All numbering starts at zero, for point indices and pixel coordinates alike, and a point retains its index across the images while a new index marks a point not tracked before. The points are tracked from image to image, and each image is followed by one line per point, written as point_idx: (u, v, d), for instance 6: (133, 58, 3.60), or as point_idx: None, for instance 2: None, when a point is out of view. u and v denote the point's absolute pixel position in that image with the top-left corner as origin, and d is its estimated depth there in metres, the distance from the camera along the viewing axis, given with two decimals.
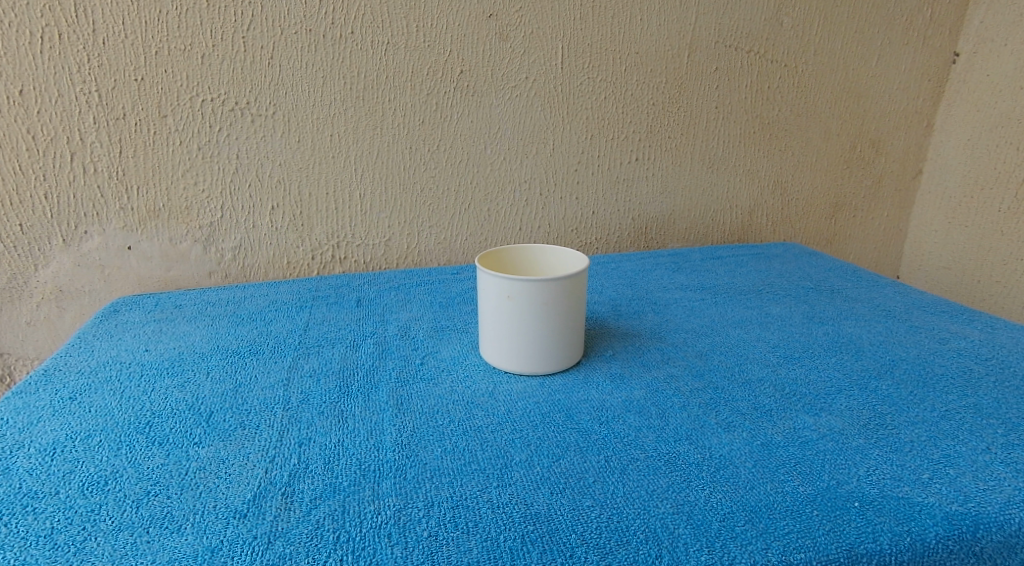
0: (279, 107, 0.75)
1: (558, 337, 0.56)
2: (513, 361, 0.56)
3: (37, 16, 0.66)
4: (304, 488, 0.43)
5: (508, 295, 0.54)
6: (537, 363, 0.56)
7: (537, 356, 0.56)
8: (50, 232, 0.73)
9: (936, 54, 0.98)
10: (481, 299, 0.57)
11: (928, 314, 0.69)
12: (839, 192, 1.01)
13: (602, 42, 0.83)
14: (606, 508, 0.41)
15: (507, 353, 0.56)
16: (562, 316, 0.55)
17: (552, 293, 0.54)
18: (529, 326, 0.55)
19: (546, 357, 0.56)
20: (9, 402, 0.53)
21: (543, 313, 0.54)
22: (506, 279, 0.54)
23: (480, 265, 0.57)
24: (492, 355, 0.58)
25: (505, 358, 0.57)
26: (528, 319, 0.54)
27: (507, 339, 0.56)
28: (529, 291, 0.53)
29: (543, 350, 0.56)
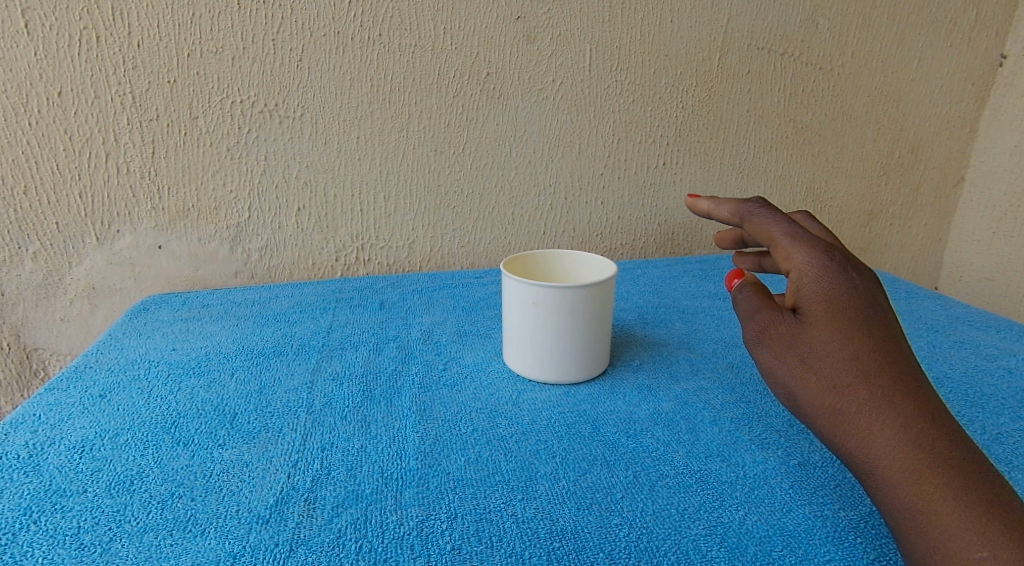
0: (307, 110, 0.75)
1: (584, 345, 0.55)
2: (537, 368, 0.56)
3: (76, 19, 0.67)
4: (325, 495, 0.43)
5: (533, 301, 0.53)
6: (562, 371, 0.55)
7: (561, 364, 0.55)
8: (85, 231, 0.75)
9: (982, 56, 0.94)
10: (505, 304, 0.56)
11: (974, 329, 0.66)
12: (876, 200, 0.98)
13: (632, 44, 0.81)
14: (635, 527, 0.40)
15: (531, 360, 0.56)
16: (587, 324, 0.54)
17: (578, 300, 0.53)
18: (554, 333, 0.54)
19: (571, 365, 0.55)
20: (40, 398, 0.54)
21: (568, 320, 0.53)
22: (531, 286, 0.53)
23: (505, 270, 0.57)
24: (516, 362, 0.57)
25: (529, 366, 0.56)
26: (553, 326, 0.53)
27: (531, 345, 0.55)
28: (555, 297, 0.53)
29: (568, 359, 0.55)
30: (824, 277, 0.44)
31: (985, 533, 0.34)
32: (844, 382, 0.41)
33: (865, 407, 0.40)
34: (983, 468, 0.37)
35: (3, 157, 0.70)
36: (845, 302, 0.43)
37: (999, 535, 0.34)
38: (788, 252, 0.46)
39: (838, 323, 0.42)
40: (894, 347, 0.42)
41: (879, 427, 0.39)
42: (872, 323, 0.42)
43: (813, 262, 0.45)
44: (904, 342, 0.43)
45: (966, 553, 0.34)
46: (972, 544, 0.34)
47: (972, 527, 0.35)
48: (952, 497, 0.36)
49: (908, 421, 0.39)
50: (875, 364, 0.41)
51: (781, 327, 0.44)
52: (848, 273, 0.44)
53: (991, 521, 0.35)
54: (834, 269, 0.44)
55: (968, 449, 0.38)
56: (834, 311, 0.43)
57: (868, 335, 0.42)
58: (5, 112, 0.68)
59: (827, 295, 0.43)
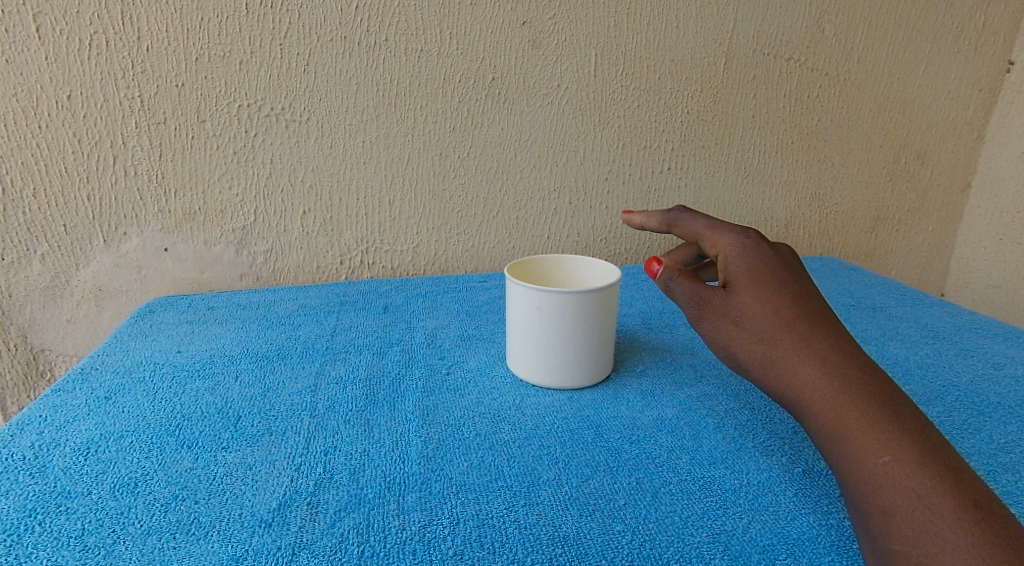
0: (314, 114, 0.76)
1: (587, 351, 0.55)
2: (541, 373, 0.56)
3: (86, 23, 0.68)
4: (328, 499, 0.43)
5: (537, 306, 0.53)
6: (565, 377, 0.55)
7: (565, 369, 0.55)
8: (92, 233, 0.75)
9: (989, 62, 0.94)
10: (508, 308, 0.57)
11: (980, 336, 0.66)
12: (882, 206, 0.98)
13: (637, 49, 0.81)
14: (638, 534, 0.40)
15: (534, 364, 0.56)
16: (591, 329, 0.54)
17: (582, 306, 0.53)
18: (558, 338, 0.54)
19: (575, 370, 0.55)
20: (47, 399, 0.54)
21: (572, 326, 0.53)
22: (535, 291, 0.53)
23: (508, 275, 0.57)
24: (519, 366, 0.57)
25: (533, 371, 0.56)
26: (557, 331, 0.53)
27: (534, 350, 0.55)
28: (558, 302, 0.53)
29: (572, 364, 0.55)
30: (747, 252, 0.51)
31: (890, 442, 0.40)
32: (771, 334, 0.47)
33: (791, 352, 0.46)
34: (892, 391, 0.43)
35: (12, 159, 0.70)
36: (765, 267, 0.50)
37: (901, 442, 0.40)
38: (713, 241, 0.53)
39: (762, 285, 0.49)
40: (811, 301, 0.48)
41: (803, 366, 0.45)
42: (791, 283, 0.49)
43: (734, 243, 0.52)
44: (820, 297, 0.49)
45: (874, 459, 0.40)
46: (878, 451, 0.40)
47: (879, 438, 0.41)
48: (862, 416, 0.42)
49: (826, 358, 0.45)
50: (795, 315, 0.47)
51: (714, 298, 0.51)
52: (766, 248, 0.51)
53: (896, 432, 0.41)
54: (753, 245, 0.51)
55: (879, 377, 0.44)
56: (757, 277, 0.49)
57: (788, 293, 0.48)
58: (15, 115, 0.69)
59: (750, 265, 0.50)
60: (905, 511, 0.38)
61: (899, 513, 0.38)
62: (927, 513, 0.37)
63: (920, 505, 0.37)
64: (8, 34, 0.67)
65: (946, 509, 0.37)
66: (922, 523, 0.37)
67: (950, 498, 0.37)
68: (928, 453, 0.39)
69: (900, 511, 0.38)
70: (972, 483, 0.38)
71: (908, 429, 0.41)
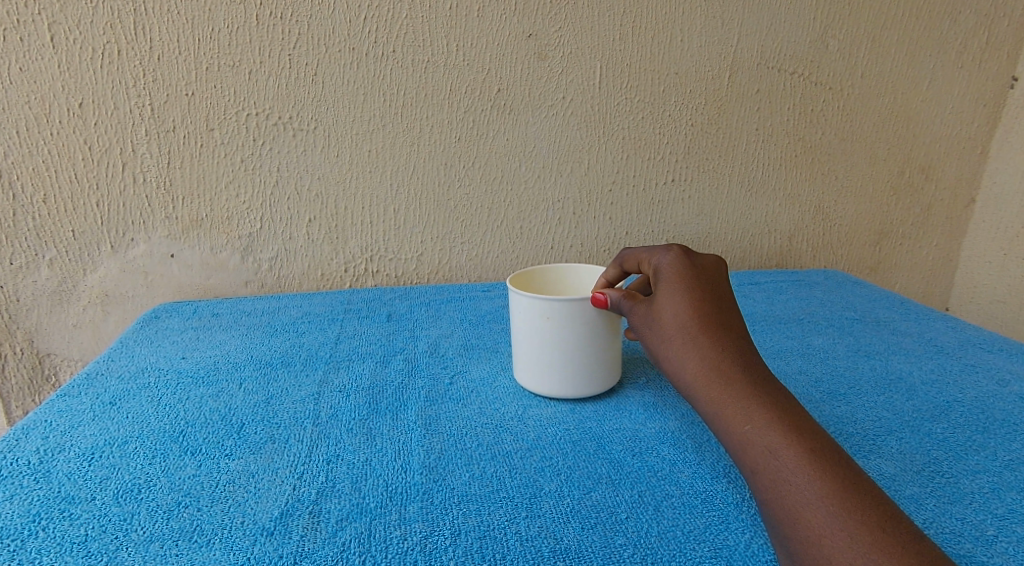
0: (321, 123, 0.76)
1: (598, 359, 0.55)
2: (549, 386, 0.55)
3: (100, 33, 0.69)
4: (330, 508, 0.43)
5: (546, 317, 0.53)
6: (574, 387, 0.55)
7: (574, 380, 0.55)
8: (100, 239, 0.76)
9: (994, 78, 0.94)
10: (515, 322, 0.56)
11: (984, 352, 0.66)
12: (886, 219, 0.98)
13: (642, 62, 0.82)
14: (639, 548, 0.40)
15: (542, 377, 0.55)
16: (601, 337, 0.54)
17: (592, 313, 0.53)
18: (567, 349, 0.54)
19: (584, 381, 0.55)
20: (52, 404, 0.54)
21: (583, 334, 0.53)
22: (544, 301, 0.53)
23: (514, 287, 0.56)
24: (526, 379, 0.57)
25: (541, 383, 0.56)
26: (568, 340, 0.53)
27: (542, 362, 0.55)
28: (568, 312, 0.53)
29: (581, 374, 0.55)
30: (676, 264, 0.52)
31: (751, 413, 0.43)
32: (670, 333, 0.49)
33: (680, 345, 0.48)
34: (760, 373, 0.46)
35: (24, 165, 0.71)
36: (686, 275, 0.51)
37: (760, 411, 0.43)
38: (646, 261, 0.54)
39: (678, 291, 0.50)
40: (714, 303, 0.49)
41: (687, 357, 0.47)
42: (703, 289, 0.50)
43: (667, 260, 0.52)
44: (728, 302, 0.50)
45: (737, 428, 0.43)
46: (741, 420, 0.43)
47: (742, 409, 0.43)
48: (729, 393, 0.44)
49: (705, 349, 0.47)
50: (692, 316, 0.48)
51: (639, 307, 0.51)
52: (692, 264, 0.52)
53: (755, 402, 0.43)
54: (679, 259, 0.52)
55: (752, 364, 0.46)
56: (675, 283, 0.50)
57: (695, 298, 0.49)
58: (28, 122, 0.70)
59: (673, 273, 0.51)
60: (764, 468, 0.40)
61: (760, 470, 0.40)
62: (779, 466, 0.40)
63: (774, 461, 0.40)
64: (23, 43, 0.68)
65: (795, 460, 0.40)
66: (776, 474, 0.40)
67: (800, 450, 0.40)
68: (783, 418, 0.42)
69: (761, 469, 0.40)
70: (822, 441, 0.41)
71: (768, 401, 0.43)
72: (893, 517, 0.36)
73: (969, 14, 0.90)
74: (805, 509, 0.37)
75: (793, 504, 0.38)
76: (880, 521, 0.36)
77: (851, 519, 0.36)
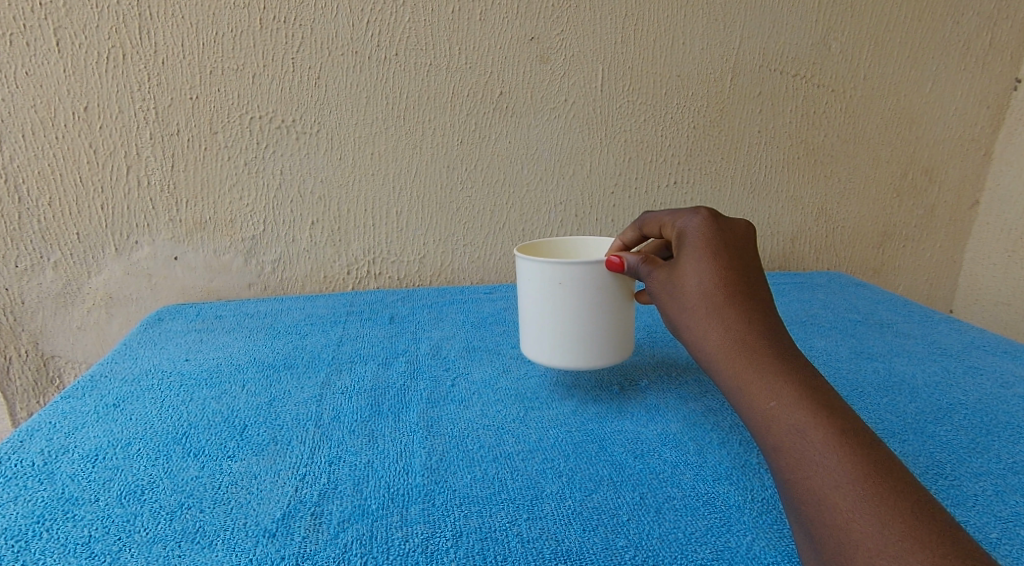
0: (324, 126, 0.77)
1: (613, 329, 0.52)
2: (565, 359, 0.52)
3: (105, 38, 0.69)
4: (332, 509, 0.43)
5: (560, 281, 0.51)
6: (592, 359, 0.52)
7: (591, 351, 0.52)
8: (104, 241, 0.76)
9: (997, 79, 0.94)
10: (524, 293, 0.54)
11: (988, 354, 0.66)
12: (889, 221, 0.98)
13: (644, 64, 0.82)
14: (641, 550, 0.40)
15: (558, 349, 0.52)
16: (615, 303, 0.52)
17: (605, 276, 0.51)
18: (583, 316, 0.51)
19: (602, 352, 0.52)
20: (56, 406, 0.55)
21: (598, 298, 0.51)
22: (556, 264, 0.51)
23: (519, 258, 0.54)
24: (539, 354, 0.53)
25: (556, 357, 0.52)
26: (581, 307, 0.51)
27: (558, 333, 0.52)
28: (583, 274, 0.51)
29: (599, 344, 0.52)
30: (703, 228, 0.50)
31: (777, 390, 0.42)
32: (693, 302, 0.47)
33: (703, 317, 0.47)
34: (787, 349, 0.44)
35: (29, 169, 0.72)
36: (713, 241, 0.49)
37: (787, 389, 0.42)
38: (671, 223, 0.52)
39: (704, 258, 0.48)
40: (742, 272, 0.48)
41: (710, 329, 0.46)
42: (730, 257, 0.48)
43: (693, 222, 0.50)
44: (756, 271, 0.49)
45: (762, 405, 0.42)
46: (767, 397, 0.42)
47: (768, 386, 0.42)
48: (754, 369, 0.43)
49: (730, 322, 0.46)
50: (717, 286, 0.47)
51: (659, 273, 0.49)
52: (720, 228, 0.50)
53: (783, 379, 0.42)
54: (707, 222, 0.50)
55: (778, 340, 0.45)
56: (701, 249, 0.48)
57: (721, 266, 0.48)
58: (33, 126, 0.71)
59: (700, 238, 0.49)
60: (789, 447, 0.39)
61: (785, 449, 0.39)
62: (807, 446, 0.39)
63: (800, 440, 0.39)
64: (29, 47, 0.68)
65: (824, 441, 0.38)
66: (803, 454, 0.39)
67: (828, 431, 0.39)
68: (812, 396, 0.41)
69: (785, 447, 0.39)
70: (852, 420, 0.40)
71: (796, 378, 0.42)
72: (927, 505, 0.35)
73: (971, 16, 0.90)
74: (833, 492, 0.36)
75: (819, 486, 0.37)
76: (914, 508, 0.35)
77: (883, 505, 0.35)
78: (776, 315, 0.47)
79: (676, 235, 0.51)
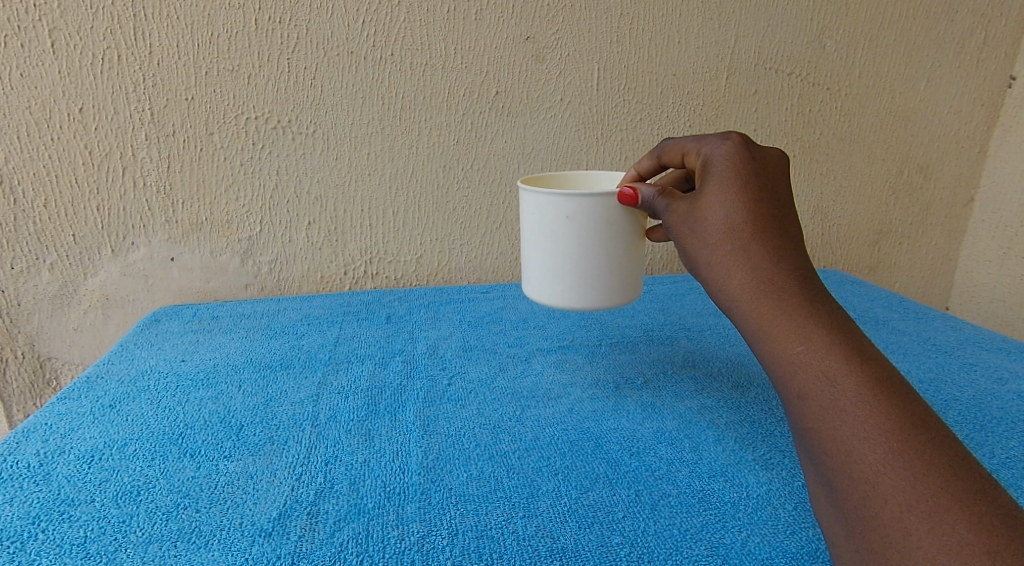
0: (320, 126, 0.77)
1: (617, 266, 0.53)
2: (572, 293, 0.53)
3: (100, 39, 0.69)
4: (327, 509, 0.43)
5: (567, 215, 0.51)
6: (599, 293, 0.53)
7: (599, 285, 0.53)
8: (100, 243, 0.76)
9: (991, 77, 0.94)
10: (529, 225, 0.54)
11: (983, 350, 0.66)
12: (884, 219, 0.98)
13: (640, 64, 0.82)
14: (636, 547, 0.40)
15: (565, 284, 0.53)
16: (622, 239, 0.52)
17: (614, 209, 0.51)
18: (591, 249, 0.51)
19: (609, 286, 0.53)
20: (52, 407, 0.55)
21: (606, 231, 0.51)
22: (564, 197, 0.50)
23: (526, 189, 0.53)
24: (547, 288, 0.54)
25: (563, 291, 0.53)
26: (588, 242, 0.51)
27: (565, 268, 0.52)
28: (591, 208, 0.50)
29: (606, 279, 0.53)
30: (730, 157, 0.48)
31: (806, 335, 0.41)
32: (718, 239, 0.46)
33: (728, 254, 0.45)
34: (816, 291, 0.43)
35: (24, 171, 0.72)
36: (740, 170, 0.47)
37: (817, 334, 0.40)
38: (697, 150, 0.50)
39: (730, 190, 0.46)
40: (771, 207, 0.46)
41: (735, 268, 0.45)
42: (760, 190, 0.46)
43: (721, 149, 0.48)
44: (787, 204, 0.47)
45: (790, 351, 0.41)
46: (794, 343, 0.41)
47: (796, 331, 0.41)
48: (782, 312, 0.42)
49: (757, 262, 0.44)
50: (745, 221, 0.45)
51: (680, 205, 0.48)
52: (750, 156, 0.48)
53: (812, 324, 0.41)
54: (735, 150, 0.48)
55: (807, 281, 0.44)
56: (727, 179, 0.47)
57: (750, 200, 0.46)
58: (29, 128, 0.70)
59: (726, 167, 0.47)
60: (816, 394, 0.38)
61: (811, 396, 0.39)
62: (837, 394, 0.38)
63: (830, 388, 0.38)
64: (24, 49, 0.68)
65: (857, 389, 0.37)
66: (832, 402, 0.38)
67: (860, 380, 0.38)
68: (843, 342, 0.40)
69: (812, 394, 0.39)
70: (882, 367, 0.39)
71: (826, 323, 0.41)
72: (962, 460, 0.34)
73: (965, 14, 0.90)
74: (861, 443, 0.36)
75: (847, 436, 0.36)
76: (949, 464, 0.34)
77: (915, 460, 0.34)
78: (805, 254, 0.46)
79: (702, 163, 0.49)
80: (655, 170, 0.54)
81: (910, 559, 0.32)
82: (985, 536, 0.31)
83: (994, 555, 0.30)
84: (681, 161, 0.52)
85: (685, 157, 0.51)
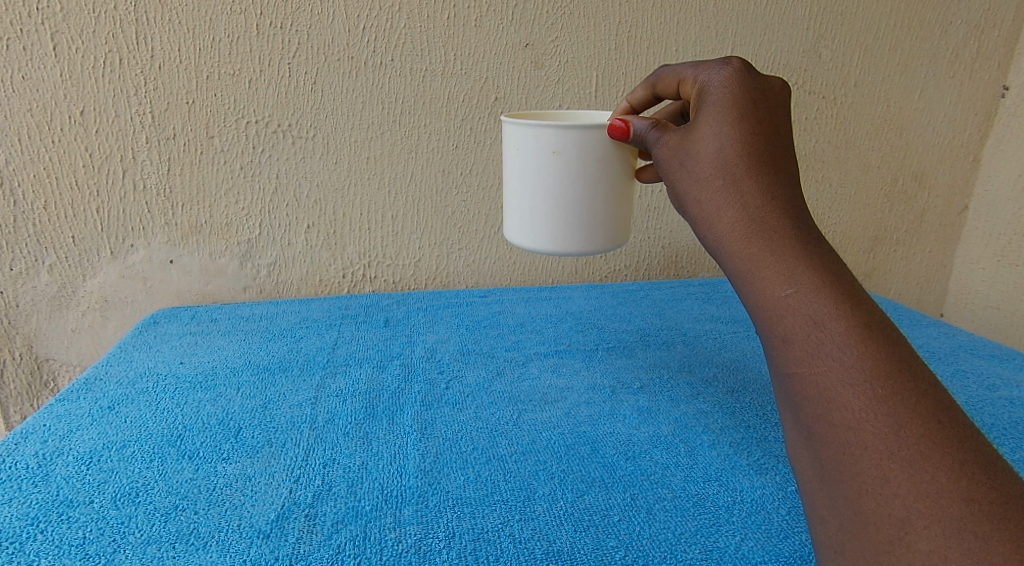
0: (320, 131, 0.77)
1: (600, 205, 0.53)
2: (557, 234, 0.54)
3: (102, 42, 0.70)
4: (325, 511, 0.43)
5: (554, 150, 0.51)
6: (583, 233, 0.54)
7: (584, 225, 0.53)
8: (99, 245, 0.76)
9: (985, 86, 0.95)
10: (515, 156, 0.53)
11: (976, 357, 0.66)
12: (879, 226, 0.99)
13: (638, 71, 0.83)
14: (631, 550, 0.41)
15: (551, 223, 0.53)
16: (607, 178, 0.52)
17: (602, 146, 0.51)
18: (577, 186, 0.52)
19: (594, 227, 0.54)
20: (51, 408, 0.55)
21: (593, 168, 0.51)
22: (551, 130, 0.50)
23: (511, 123, 0.53)
24: (532, 228, 0.54)
25: (549, 231, 0.54)
26: (572, 180, 0.52)
27: (551, 207, 0.53)
28: (578, 143, 0.50)
29: (591, 220, 0.53)
30: (728, 85, 0.46)
31: (795, 276, 0.40)
32: (709, 173, 0.45)
33: (719, 191, 0.45)
34: (809, 231, 0.42)
35: (25, 173, 0.72)
36: (738, 100, 0.45)
37: (806, 277, 0.40)
38: (694, 77, 0.48)
39: (725, 122, 0.45)
40: (769, 141, 0.45)
41: (726, 206, 0.44)
42: (758, 121, 0.45)
43: (720, 77, 0.46)
44: (784, 138, 0.46)
45: (777, 292, 0.40)
46: (783, 285, 0.40)
47: (784, 273, 0.41)
48: (770, 254, 0.42)
49: (749, 200, 0.44)
50: (738, 155, 0.44)
51: (672, 137, 0.47)
52: (750, 83, 0.46)
53: (803, 266, 0.40)
54: (734, 77, 0.46)
55: (801, 220, 0.43)
56: (723, 110, 0.45)
57: (747, 132, 0.44)
58: (29, 130, 0.71)
59: (722, 97, 0.46)
60: (802, 337, 0.38)
61: (798, 340, 0.39)
62: (824, 338, 0.38)
63: (817, 332, 0.38)
64: (26, 52, 0.68)
65: (843, 333, 0.37)
66: (818, 346, 0.38)
67: (849, 324, 0.38)
68: (833, 286, 0.39)
69: (798, 339, 0.39)
70: (873, 312, 0.38)
71: (817, 266, 0.40)
72: (947, 408, 0.35)
73: (960, 24, 0.91)
74: (845, 389, 0.36)
75: (833, 383, 0.36)
76: (935, 414, 0.34)
77: (900, 406, 0.35)
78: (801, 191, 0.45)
79: (699, 90, 0.47)
80: (648, 100, 0.54)
81: (886, 507, 0.33)
82: (963, 484, 0.32)
83: (971, 503, 0.31)
84: (678, 90, 0.50)
85: (682, 85, 0.49)
